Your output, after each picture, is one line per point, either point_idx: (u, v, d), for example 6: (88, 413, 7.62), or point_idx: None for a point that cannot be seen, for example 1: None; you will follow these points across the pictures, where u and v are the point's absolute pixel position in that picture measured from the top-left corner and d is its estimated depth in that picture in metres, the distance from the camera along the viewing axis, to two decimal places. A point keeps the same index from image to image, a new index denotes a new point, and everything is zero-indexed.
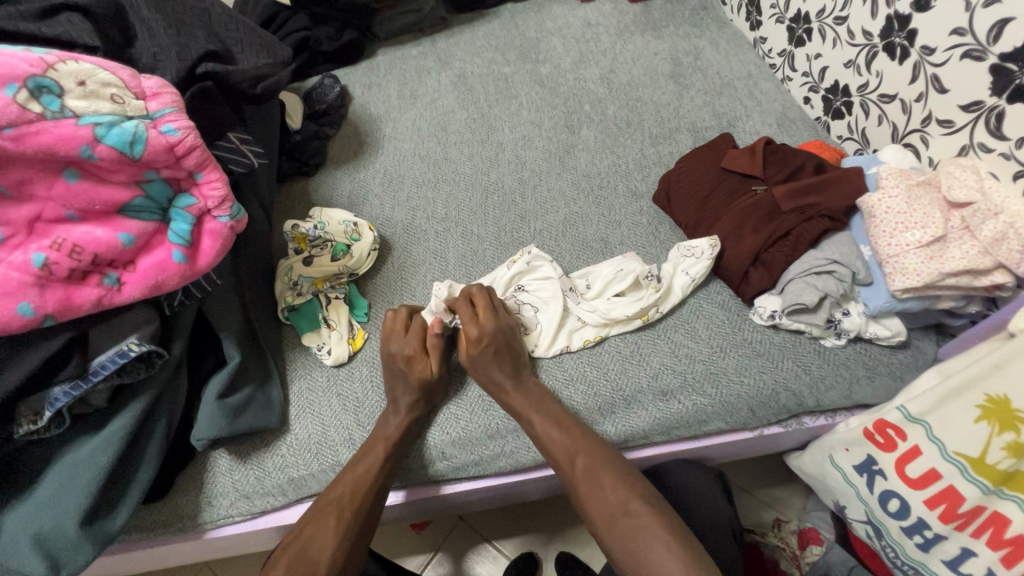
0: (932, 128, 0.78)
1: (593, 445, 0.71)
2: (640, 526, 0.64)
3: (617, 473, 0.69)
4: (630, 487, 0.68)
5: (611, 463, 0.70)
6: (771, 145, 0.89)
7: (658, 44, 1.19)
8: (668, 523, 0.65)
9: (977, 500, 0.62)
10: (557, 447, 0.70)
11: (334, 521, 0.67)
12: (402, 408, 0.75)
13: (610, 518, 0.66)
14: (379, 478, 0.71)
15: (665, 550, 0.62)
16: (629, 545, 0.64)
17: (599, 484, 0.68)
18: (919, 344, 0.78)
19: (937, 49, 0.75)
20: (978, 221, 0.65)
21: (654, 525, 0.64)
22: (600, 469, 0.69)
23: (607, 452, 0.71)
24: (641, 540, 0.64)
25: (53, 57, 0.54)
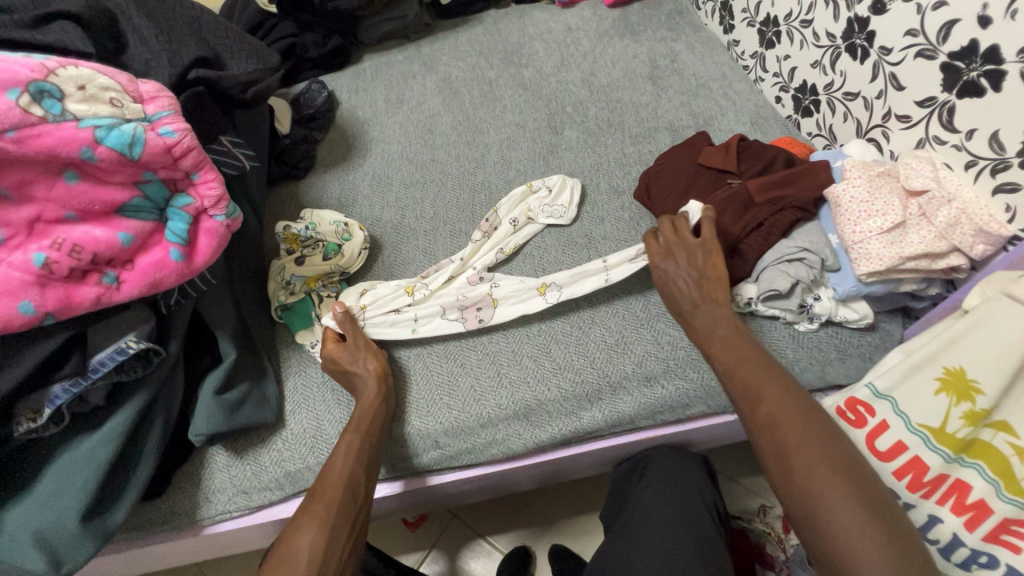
0: (892, 123, 0.83)
1: (796, 396, 0.66)
2: (835, 490, 0.57)
3: (816, 429, 0.63)
4: (833, 453, 0.61)
5: (814, 421, 0.63)
6: (744, 142, 0.93)
7: (636, 48, 1.23)
8: (870, 497, 0.57)
9: (939, 468, 0.66)
10: (742, 389, 0.68)
11: (307, 518, 0.65)
12: (364, 398, 0.76)
13: (790, 470, 0.60)
14: (347, 471, 0.69)
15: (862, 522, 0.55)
16: (813, 504, 0.58)
17: (793, 436, 0.62)
18: (886, 327, 0.82)
19: (894, 48, 0.80)
20: (933, 208, 0.70)
21: (853, 493, 0.57)
22: (795, 421, 0.63)
23: (807, 411, 0.64)
24: (825, 509, 0.57)
25: (53, 62, 0.56)
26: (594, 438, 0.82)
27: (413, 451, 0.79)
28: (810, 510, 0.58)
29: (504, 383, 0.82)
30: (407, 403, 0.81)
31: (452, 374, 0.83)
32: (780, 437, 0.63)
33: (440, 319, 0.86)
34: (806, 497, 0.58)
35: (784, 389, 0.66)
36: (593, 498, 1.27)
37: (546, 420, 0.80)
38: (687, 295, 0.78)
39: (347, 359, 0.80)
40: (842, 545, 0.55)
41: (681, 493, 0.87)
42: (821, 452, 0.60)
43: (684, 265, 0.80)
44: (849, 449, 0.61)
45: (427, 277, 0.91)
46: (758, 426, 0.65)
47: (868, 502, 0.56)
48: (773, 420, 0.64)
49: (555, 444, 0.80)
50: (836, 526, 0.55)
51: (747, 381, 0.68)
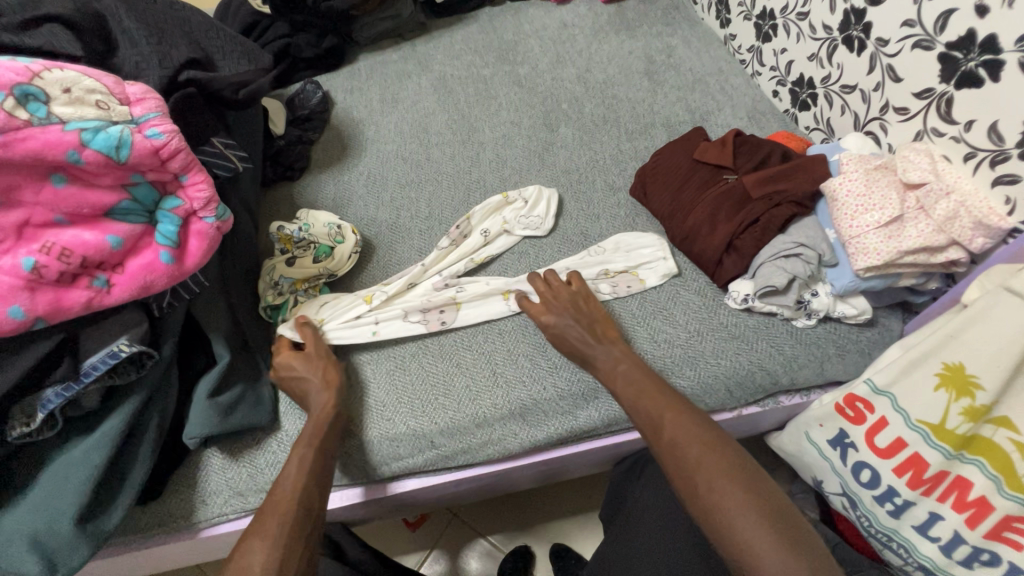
0: (889, 115, 0.82)
1: (693, 420, 0.65)
2: (740, 514, 0.56)
3: (715, 448, 0.62)
4: (732, 471, 0.60)
5: (714, 444, 0.62)
6: (740, 136, 0.93)
7: (631, 43, 1.22)
8: (773, 514, 0.56)
9: (940, 465, 0.66)
10: (644, 418, 0.67)
11: (258, 537, 0.61)
12: (316, 409, 0.74)
13: (700, 501, 0.59)
14: (302, 483, 0.66)
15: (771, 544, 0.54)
16: (727, 531, 0.56)
17: (697, 463, 0.61)
18: (886, 322, 0.81)
19: (891, 40, 0.79)
20: (932, 201, 0.69)
21: (758, 511, 0.56)
22: (699, 445, 0.62)
23: (704, 430, 0.64)
24: (733, 531, 0.56)
25: (38, 66, 0.55)
26: (590, 437, 0.82)
27: (407, 452, 0.78)
28: (724, 540, 0.56)
29: (499, 383, 0.81)
30: (362, 416, 0.80)
31: (448, 374, 0.83)
32: (687, 468, 0.61)
33: (403, 322, 0.86)
34: (718, 527, 0.57)
35: (681, 414, 0.66)
36: (593, 498, 1.27)
37: (542, 419, 0.79)
38: (582, 340, 0.77)
39: (296, 368, 0.78)
40: (756, 571, 0.53)
41: (678, 493, 0.85)
42: (725, 474, 0.59)
43: (569, 314, 0.79)
44: (748, 464, 0.61)
45: (386, 285, 0.91)
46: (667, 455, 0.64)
47: (775, 519, 0.56)
48: (674, 444, 0.63)
49: (551, 443, 0.80)
50: (750, 553, 0.54)
51: (649, 411, 0.67)
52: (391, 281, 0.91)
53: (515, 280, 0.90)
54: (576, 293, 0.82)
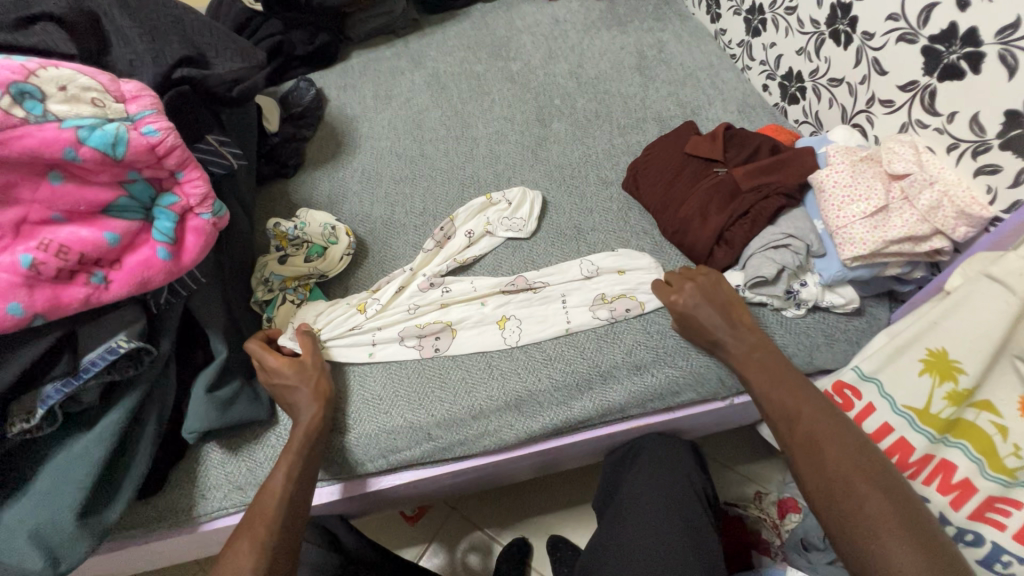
0: (875, 108, 0.84)
1: (830, 420, 0.65)
2: (877, 519, 0.55)
3: (863, 452, 0.61)
4: (872, 472, 0.59)
5: (861, 449, 0.61)
6: (730, 130, 0.94)
7: (623, 39, 1.23)
8: (915, 526, 0.54)
9: (925, 449, 0.67)
10: (779, 410, 0.68)
11: (247, 540, 0.65)
12: (302, 415, 0.75)
13: (831, 495, 0.59)
14: (288, 490, 0.69)
15: (910, 554, 0.52)
16: (859, 533, 0.56)
17: (828, 459, 0.61)
18: (873, 311, 0.83)
19: (876, 34, 0.81)
20: (916, 191, 0.70)
21: (901, 524, 0.54)
22: (844, 445, 0.62)
23: (845, 430, 0.63)
24: (865, 527, 0.55)
25: (33, 63, 0.56)
26: (586, 428, 0.83)
27: (403, 444, 0.80)
28: (855, 538, 0.56)
29: (494, 375, 0.82)
30: (348, 411, 0.81)
31: (444, 367, 0.84)
32: (819, 462, 0.61)
33: (399, 344, 0.85)
34: (849, 526, 0.57)
35: (820, 410, 0.65)
36: (590, 490, 1.28)
37: (538, 410, 0.81)
38: (713, 323, 0.76)
39: (293, 372, 0.77)
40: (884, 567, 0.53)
41: (671, 479, 0.87)
42: (862, 476, 0.59)
43: (700, 298, 0.78)
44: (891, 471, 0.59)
45: (377, 292, 0.90)
46: (796, 448, 0.64)
47: (915, 531, 0.54)
48: (810, 437, 0.63)
49: (547, 434, 0.81)
50: (884, 558, 0.53)
51: (783, 402, 0.68)
52: (376, 289, 0.90)
53: (511, 304, 0.87)
54: (706, 279, 0.79)
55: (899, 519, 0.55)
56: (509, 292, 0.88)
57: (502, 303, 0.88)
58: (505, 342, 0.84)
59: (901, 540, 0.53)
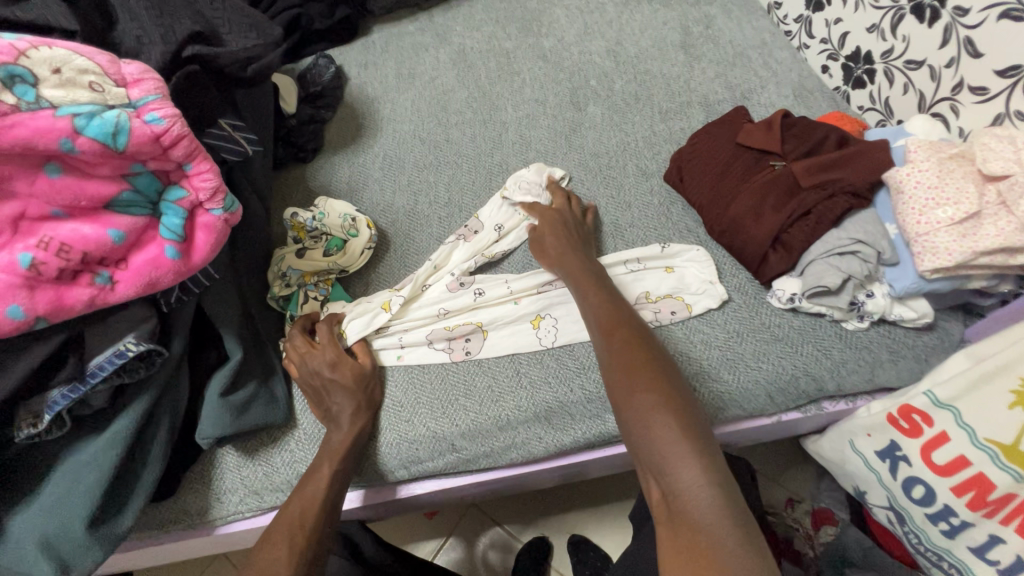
0: (963, 95, 0.74)
1: (638, 329, 0.66)
2: (650, 405, 0.56)
3: (657, 357, 0.62)
4: (658, 368, 0.60)
5: (656, 353, 0.62)
6: (789, 118, 0.84)
7: (666, 13, 1.12)
8: (686, 411, 0.55)
9: (1008, 488, 0.60)
10: (598, 321, 0.68)
11: (284, 549, 0.63)
12: (345, 423, 0.72)
13: (619, 385, 0.59)
14: (327, 501, 0.67)
15: (676, 431, 0.53)
16: (635, 417, 0.56)
17: (623, 353, 0.62)
18: (946, 325, 0.74)
19: (972, 9, 0.70)
20: (1016, 195, 0.60)
21: (670, 402, 0.56)
22: (636, 345, 0.63)
23: (646, 338, 0.64)
24: (643, 414, 0.55)
25: (24, 42, 0.50)
26: (619, 441, 0.78)
27: (427, 454, 0.75)
28: (633, 423, 0.56)
29: (523, 384, 0.77)
30: (379, 417, 0.77)
31: (469, 374, 0.78)
32: (616, 356, 0.62)
33: (427, 348, 0.80)
34: (628, 409, 0.57)
35: (631, 323, 0.67)
36: (614, 491, 1.23)
37: (568, 423, 0.75)
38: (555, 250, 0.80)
39: (352, 377, 0.75)
40: (652, 444, 0.53)
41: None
42: (650, 367, 0.60)
43: (555, 237, 0.81)
44: (676, 371, 0.61)
45: (399, 289, 0.83)
46: (604, 345, 0.65)
47: (684, 413, 0.55)
48: (624, 339, 0.64)
49: (577, 448, 0.76)
50: (653, 436, 0.54)
51: (604, 311, 0.69)
52: (404, 287, 0.83)
53: (548, 301, 0.81)
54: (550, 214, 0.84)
55: (670, 400, 0.56)
56: (537, 282, 0.82)
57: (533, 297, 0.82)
58: (544, 346, 0.79)
59: (666, 417, 0.54)
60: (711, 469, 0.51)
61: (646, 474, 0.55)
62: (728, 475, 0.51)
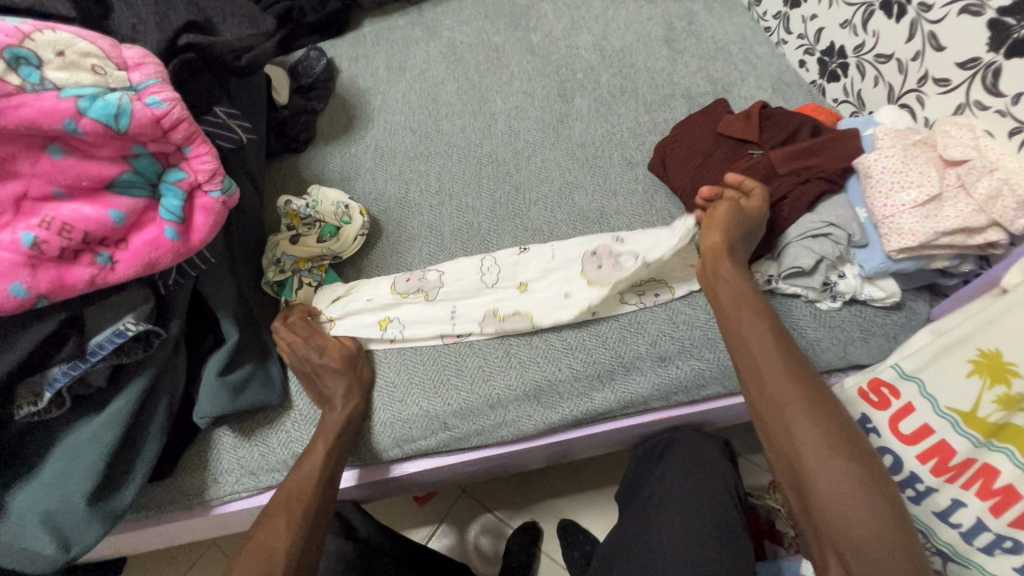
0: (928, 87, 0.78)
1: (817, 389, 0.63)
2: (864, 484, 0.55)
3: (839, 425, 0.60)
4: (845, 439, 0.58)
5: (837, 420, 0.60)
6: (766, 109, 0.88)
7: (650, 9, 1.16)
8: (890, 489, 0.56)
9: (967, 453, 0.64)
10: (761, 374, 0.65)
11: (284, 518, 0.66)
12: (338, 403, 0.74)
13: (804, 453, 0.58)
14: (325, 474, 0.70)
15: (880, 514, 0.53)
16: (826, 493, 0.56)
17: (811, 419, 0.60)
18: (913, 305, 0.79)
19: (935, 5, 0.74)
20: (973, 178, 0.65)
21: (869, 483, 0.55)
22: (818, 412, 0.60)
23: (825, 399, 0.62)
24: (836, 491, 0.55)
25: (29, 26, 0.52)
26: (606, 419, 0.81)
27: (419, 433, 0.78)
28: (819, 494, 0.56)
29: (513, 364, 0.79)
30: (371, 396, 0.79)
31: (460, 355, 0.81)
32: (794, 422, 0.60)
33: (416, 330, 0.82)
34: (819, 482, 0.56)
35: (805, 379, 0.63)
36: (602, 475, 1.27)
37: (557, 401, 0.78)
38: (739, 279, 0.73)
39: (341, 360, 0.77)
40: (846, 525, 0.54)
41: (706, 472, 0.85)
42: (851, 441, 0.58)
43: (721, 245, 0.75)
44: (862, 442, 0.59)
45: (399, 295, 0.84)
46: (778, 404, 0.63)
47: (885, 495, 0.55)
48: (807, 402, 0.61)
49: (566, 425, 0.79)
50: (849, 518, 0.54)
51: (779, 365, 0.65)
52: (410, 291, 0.84)
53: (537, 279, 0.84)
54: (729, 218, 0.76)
55: (869, 480, 0.55)
56: (523, 261, 0.85)
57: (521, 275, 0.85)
58: (531, 325, 0.80)
59: (878, 499, 0.54)
60: (909, 553, 0.52)
61: (819, 541, 0.57)
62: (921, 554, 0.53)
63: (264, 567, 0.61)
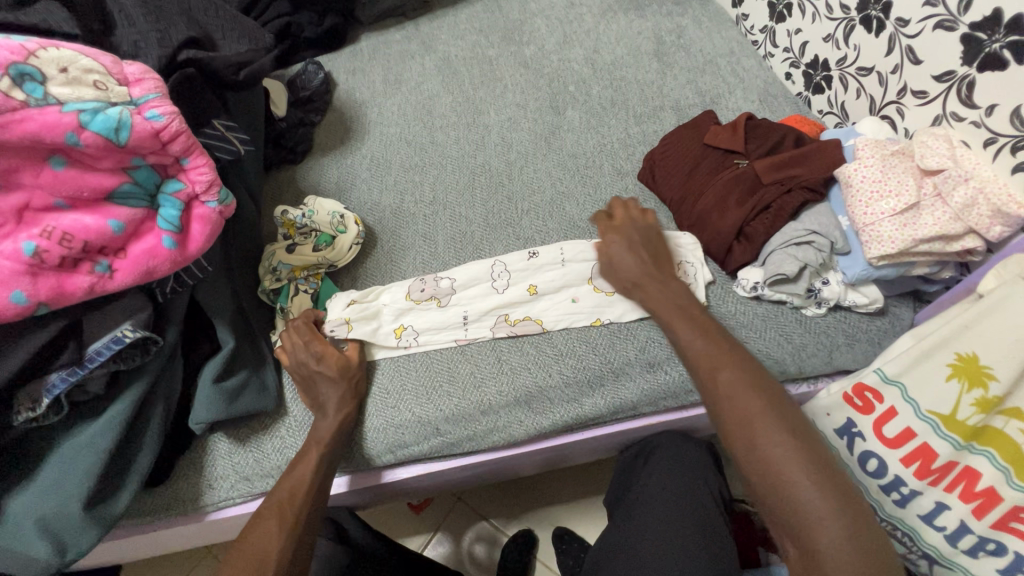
0: (907, 99, 0.80)
1: (751, 368, 0.63)
2: (789, 456, 0.56)
3: (772, 401, 0.60)
4: (779, 416, 0.59)
5: (765, 396, 0.61)
6: (752, 120, 0.91)
7: (641, 23, 1.19)
8: (823, 460, 0.56)
9: (949, 456, 0.66)
10: (700, 359, 0.66)
11: (275, 525, 0.66)
12: (331, 411, 0.75)
13: (738, 438, 0.59)
14: (315, 482, 0.71)
15: (818, 497, 0.54)
16: (762, 474, 0.57)
17: (741, 398, 0.61)
18: (896, 311, 0.80)
19: (911, 20, 0.76)
20: (949, 188, 0.67)
21: (807, 462, 0.56)
22: (749, 390, 0.61)
23: (755, 375, 0.63)
24: (775, 472, 0.56)
25: (34, 44, 0.54)
26: (596, 425, 0.82)
27: (411, 439, 0.79)
28: (763, 483, 0.57)
29: (505, 370, 0.81)
30: (366, 404, 0.80)
31: (452, 361, 0.82)
32: (729, 405, 0.61)
33: (433, 334, 0.84)
34: (753, 465, 0.58)
35: (737, 359, 0.64)
36: (598, 483, 1.27)
37: (549, 407, 0.79)
38: (635, 271, 0.78)
39: (338, 367, 0.77)
40: (791, 507, 0.55)
41: (685, 475, 0.87)
42: (780, 418, 0.59)
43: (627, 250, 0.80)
44: (797, 417, 0.60)
45: (415, 303, 0.85)
46: (711, 387, 0.64)
47: (823, 472, 0.55)
48: (734, 381, 0.62)
49: (556, 431, 0.80)
50: (790, 498, 0.55)
51: (708, 348, 0.66)
52: (424, 299, 0.85)
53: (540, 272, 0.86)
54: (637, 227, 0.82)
55: (804, 458, 0.56)
56: (534, 268, 0.86)
57: (532, 279, 0.86)
58: (542, 329, 0.83)
59: (806, 475, 0.55)
60: (851, 521, 0.52)
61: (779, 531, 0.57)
62: (870, 524, 0.53)
63: (255, 566, 0.62)
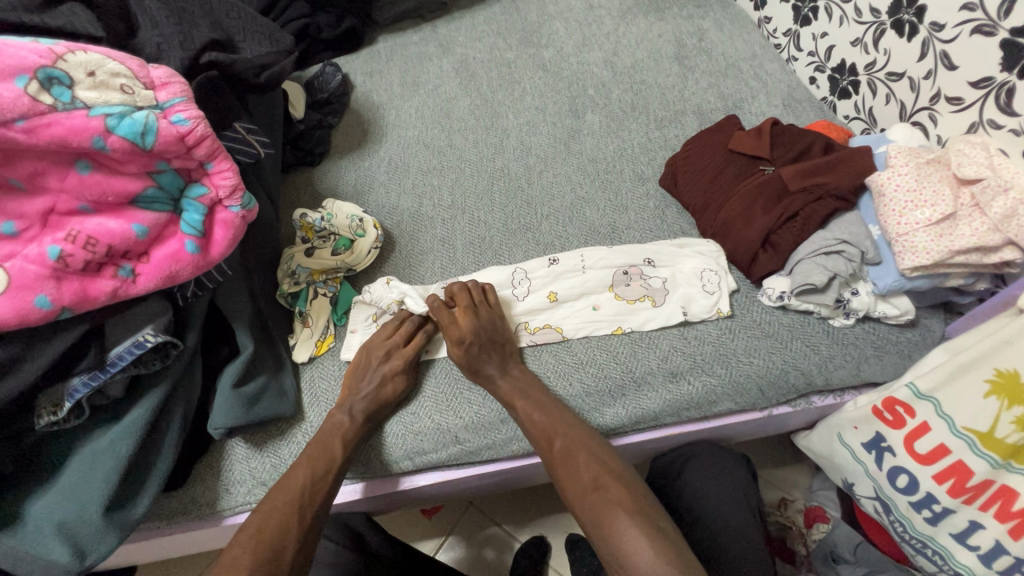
0: (941, 105, 0.79)
1: (579, 433, 0.72)
2: (618, 505, 0.64)
3: (598, 460, 0.69)
4: (606, 467, 0.69)
5: (605, 454, 0.70)
6: (777, 126, 0.89)
7: (661, 26, 1.17)
8: (642, 504, 0.65)
9: (985, 474, 0.63)
10: (539, 431, 0.72)
11: (292, 523, 0.65)
12: (360, 416, 0.75)
13: (587, 504, 0.66)
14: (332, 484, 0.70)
15: (639, 535, 0.61)
16: (606, 534, 0.63)
17: (574, 466, 0.69)
18: (927, 323, 0.79)
19: (947, 25, 0.75)
20: (988, 198, 0.64)
21: (625, 504, 0.64)
22: (585, 454, 0.70)
23: (591, 438, 0.72)
24: (609, 522, 0.63)
25: (62, 47, 0.54)
26: (618, 436, 0.79)
27: (429, 446, 0.77)
28: (603, 535, 0.63)
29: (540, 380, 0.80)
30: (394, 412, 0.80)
31: None
32: (568, 475, 0.69)
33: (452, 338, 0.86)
34: (599, 526, 0.64)
35: (578, 426, 0.73)
36: None
37: None
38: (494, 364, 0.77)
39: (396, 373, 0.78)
40: (629, 560, 0.60)
41: (726, 488, 0.85)
42: (615, 470, 0.68)
43: (489, 338, 0.78)
44: (625, 467, 0.69)
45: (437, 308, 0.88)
46: (552, 459, 0.71)
47: (645, 515, 0.63)
48: (575, 445, 0.71)
49: None
50: (625, 547, 0.61)
51: (542, 421, 0.73)
52: None
53: (557, 281, 0.85)
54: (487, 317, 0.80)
55: (624, 502, 0.65)
56: (554, 276, 0.85)
57: (551, 287, 0.85)
58: (562, 337, 0.82)
59: (631, 524, 0.62)
60: (667, 552, 0.60)
61: None
62: (682, 547, 0.61)
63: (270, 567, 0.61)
